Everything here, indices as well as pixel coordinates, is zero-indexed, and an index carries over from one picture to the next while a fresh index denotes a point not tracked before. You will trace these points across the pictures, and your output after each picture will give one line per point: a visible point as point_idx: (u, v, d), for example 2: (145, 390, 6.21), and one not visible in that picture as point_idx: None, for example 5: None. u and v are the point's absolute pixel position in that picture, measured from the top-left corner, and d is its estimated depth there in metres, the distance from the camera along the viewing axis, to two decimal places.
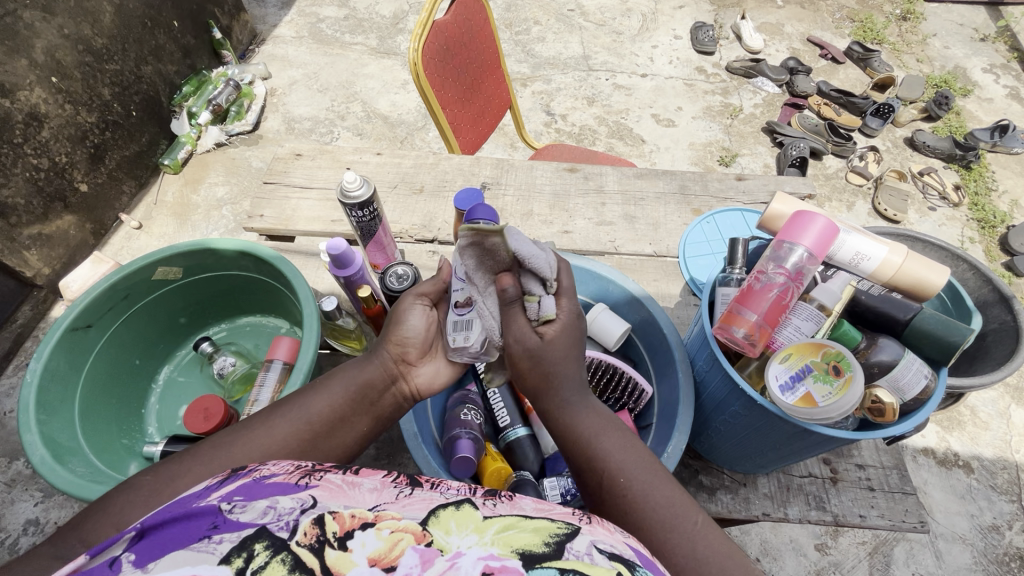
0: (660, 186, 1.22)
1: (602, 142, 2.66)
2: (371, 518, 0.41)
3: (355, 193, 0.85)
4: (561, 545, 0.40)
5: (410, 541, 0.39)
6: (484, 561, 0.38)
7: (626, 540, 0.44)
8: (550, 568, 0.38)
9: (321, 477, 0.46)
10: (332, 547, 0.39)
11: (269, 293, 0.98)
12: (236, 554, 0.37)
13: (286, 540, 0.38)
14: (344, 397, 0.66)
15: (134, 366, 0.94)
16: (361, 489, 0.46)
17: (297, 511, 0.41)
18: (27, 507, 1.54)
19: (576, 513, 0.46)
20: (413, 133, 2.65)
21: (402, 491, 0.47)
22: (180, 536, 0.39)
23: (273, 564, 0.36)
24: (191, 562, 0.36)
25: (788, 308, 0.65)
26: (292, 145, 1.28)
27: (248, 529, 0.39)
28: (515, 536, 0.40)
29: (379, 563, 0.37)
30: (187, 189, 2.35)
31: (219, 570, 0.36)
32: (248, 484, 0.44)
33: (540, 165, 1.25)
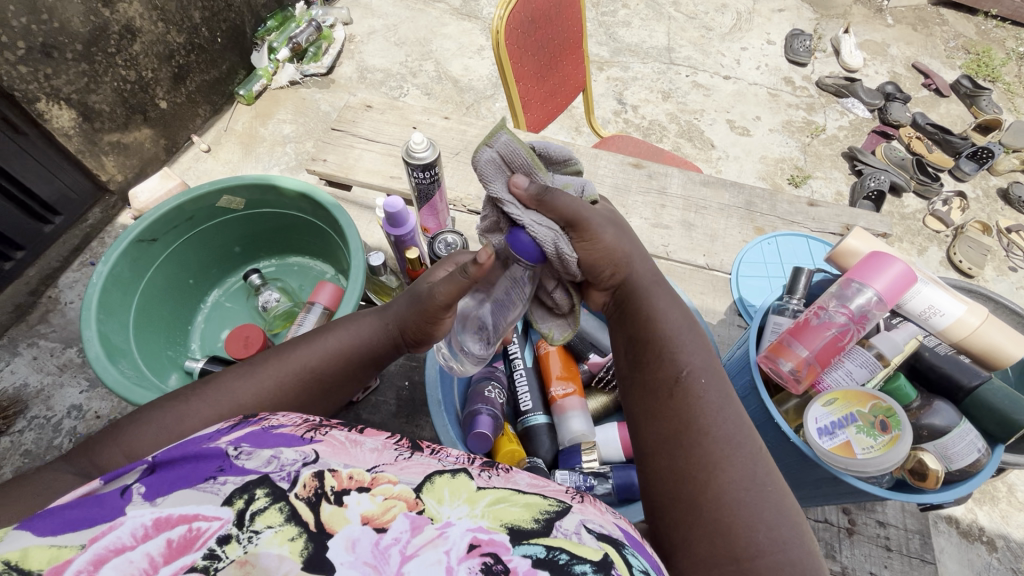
0: (726, 198, 1.17)
1: (669, 140, 2.58)
2: (368, 482, 0.43)
3: (420, 154, 0.85)
4: (551, 522, 0.43)
5: (402, 508, 0.41)
6: (472, 533, 0.40)
7: (615, 521, 0.48)
8: (537, 545, 0.40)
9: (327, 432, 0.49)
10: (328, 500, 0.41)
11: (321, 238, 1.01)
12: (238, 496, 0.39)
13: (286, 491, 0.41)
14: (353, 355, 0.70)
15: (187, 284, 0.98)
16: (363, 448, 0.48)
17: (299, 464, 0.43)
18: (73, 393, 1.69)
19: (569, 492, 0.49)
20: (481, 102, 2.64)
21: (402, 454, 0.49)
22: (188, 476, 0.42)
23: (271, 509, 0.39)
24: (196, 502, 0.39)
25: (842, 350, 0.62)
26: (363, 96, 1.29)
27: (251, 476, 0.42)
28: (504, 511, 0.43)
29: (372, 522, 0.40)
30: (256, 121, 2.42)
31: (222, 512, 0.38)
32: (257, 432, 0.48)
33: (605, 155, 1.22)
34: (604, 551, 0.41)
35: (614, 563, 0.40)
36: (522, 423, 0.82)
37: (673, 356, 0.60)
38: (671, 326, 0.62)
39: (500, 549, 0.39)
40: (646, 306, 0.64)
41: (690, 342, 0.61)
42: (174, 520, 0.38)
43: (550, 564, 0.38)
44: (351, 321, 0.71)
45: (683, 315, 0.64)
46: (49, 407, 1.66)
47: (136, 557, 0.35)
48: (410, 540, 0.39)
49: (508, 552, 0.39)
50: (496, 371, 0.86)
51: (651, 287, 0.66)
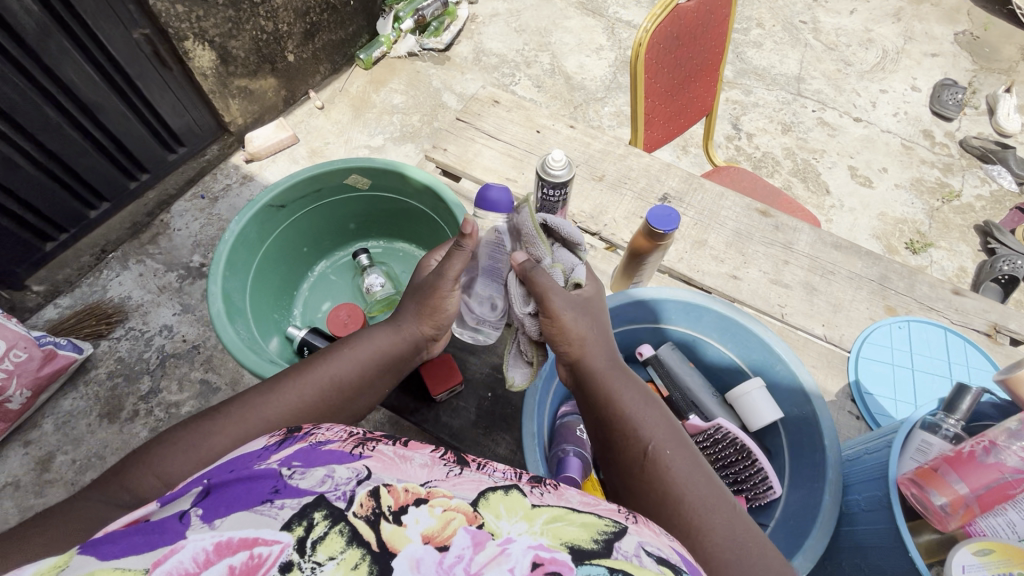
0: (859, 267, 1.07)
1: (780, 176, 2.42)
2: (424, 495, 0.43)
3: (556, 172, 0.82)
4: (610, 543, 0.41)
5: (461, 522, 0.41)
6: (534, 552, 0.39)
7: (671, 545, 0.45)
8: (599, 566, 0.38)
9: (375, 448, 0.50)
10: (388, 520, 0.41)
11: (434, 232, 1.01)
12: (297, 522, 0.39)
13: (343, 511, 0.40)
14: (371, 363, 0.75)
15: (301, 252, 1.01)
16: (413, 463, 0.49)
17: (352, 483, 0.43)
18: (166, 314, 1.82)
19: (623, 513, 0.47)
20: (589, 103, 2.58)
21: (452, 470, 0.49)
22: (244, 497, 0.42)
23: (332, 534, 0.38)
24: (255, 526, 0.38)
25: (1011, 497, 0.54)
26: (492, 90, 1.28)
27: (307, 498, 0.41)
28: (563, 530, 0.41)
29: (432, 540, 0.39)
30: (370, 87, 2.48)
31: (281, 536, 0.38)
32: (306, 450, 0.49)
33: (732, 196, 1.15)
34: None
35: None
36: None
37: (639, 434, 0.61)
38: (630, 406, 0.63)
39: (563, 569, 0.37)
40: (603, 388, 0.65)
41: (653, 418, 0.62)
42: (235, 546, 0.37)
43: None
44: (365, 334, 0.76)
45: (637, 392, 0.65)
46: (145, 322, 1.81)
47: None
48: (473, 558, 0.37)
49: (570, 573, 0.37)
50: None
51: (605, 368, 0.67)
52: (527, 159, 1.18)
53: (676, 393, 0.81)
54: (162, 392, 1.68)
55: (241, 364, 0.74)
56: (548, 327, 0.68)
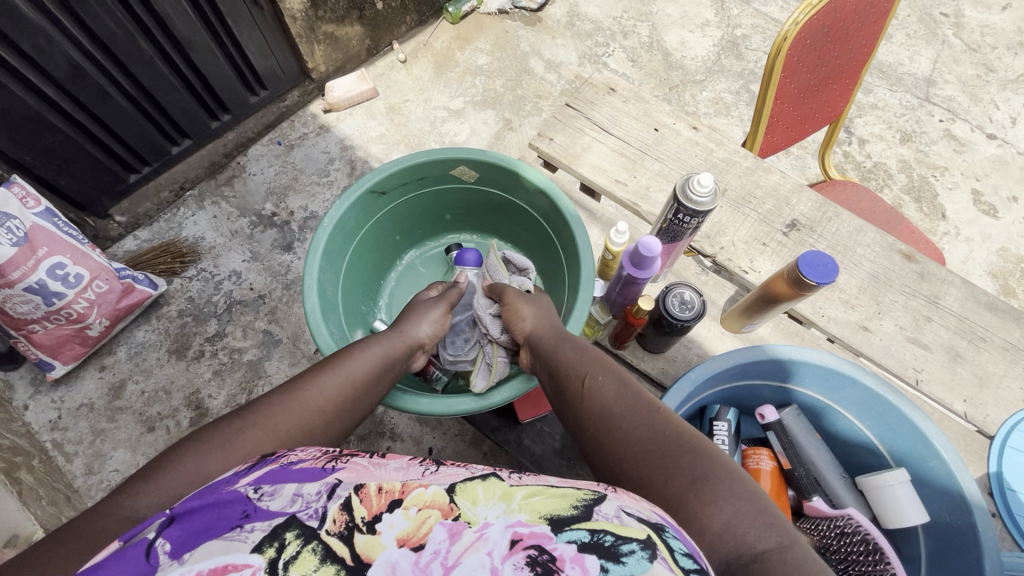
0: (1016, 337, 0.92)
1: (890, 192, 2.17)
2: (398, 494, 0.44)
3: (699, 199, 0.72)
4: (590, 508, 0.42)
5: (438, 518, 0.41)
6: (512, 528, 0.39)
7: (655, 511, 0.44)
8: (581, 530, 0.39)
9: (347, 461, 0.51)
10: (361, 531, 0.40)
11: (537, 236, 0.92)
12: (267, 545, 0.39)
13: (316, 529, 0.40)
14: (378, 362, 0.71)
15: (393, 241, 0.95)
16: (386, 470, 0.50)
17: (322, 499, 0.43)
18: (236, 260, 1.83)
19: (601, 484, 0.47)
20: (686, 85, 2.37)
21: (429, 469, 0.51)
22: (214, 526, 0.41)
23: (304, 554, 0.38)
24: (225, 553, 0.38)
25: None
26: (609, 76, 1.15)
27: (278, 518, 0.41)
28: (541, 503, 0.42)
29: (407, 542, 0.39)
30: (455, 43, 2.35)
31: (252, 560, 0.37)
32: (277, 470, 0.49)
33: (872, 232, 1.00)
34: (647, 532, 0.40)
35: (657, 544, 0.39)
36: None
37: (574, 377, 0.64)
38: (571, 359, 0.66)
39: (540, 539, 0.38)
40: (546, 347, 0.70)
41: (592, 363, 0.64)
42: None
43: (596, 548, 0.37)
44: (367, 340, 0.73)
45: (579, 341, 0.69)
46: (215, 266, 1.81)
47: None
48: (450, 550, 0.38)
49: (552, 542, 0.38)
50: None
51: (552, 334, 0.72)
52: (640, 161, 1.07)
53: (799, 467, 0.72)
54: (227, 336, 1.70)
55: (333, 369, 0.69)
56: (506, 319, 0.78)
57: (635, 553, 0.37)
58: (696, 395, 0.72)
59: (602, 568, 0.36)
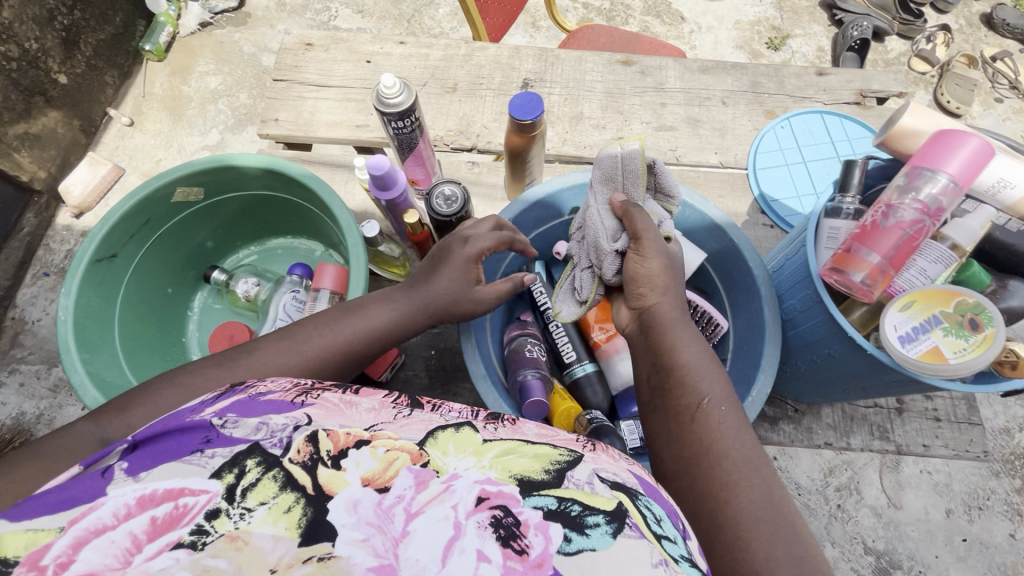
0: (729, 83, 1.06)
1: (636, 20, 2.33)
2: (367, 437, 0.38)
3: (394, 100, 0.72)
4: (562, 472, 0.38)
5: (406, 462, 0.36)
6: (481, 486, 0.35)
7: (628, 468, 0.42)
8: (548, 496, 0.35)
9: (317, 396, 0.43)
10: (326, 464, 0.36)
11: (301, 214, 0.89)
12: (226, 470, 0.34)
13: (279, 457, 0.36)
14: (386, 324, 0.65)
15: (167, 295, 0.88)
16: (359, 408, 0.43)
17: (291, 428, 0.38)
18: (76, 410, 1.57)
19: (579, 441, 0.44)
20: (421, 10, 2.33)
21: (401, 412, 0.43)
22: (175, 449, 0.37)
23: (264, 481, 0.34)
24: (181, 475, 0.34)
25: (916, 249, 0.56)
26: (300, 33, 1.10)
27: (240, 445, 0.36)
28: (513, 462, 0.38)
29: (373, 482, 0.35)
30: (176, 79, 2.12)
31: (210, 485, 0.33)
32: (243, 401, 0.43)
33: (590, 57, 1.08)
34: (618, 500, 0.37)
35: (629, 512, 0.36)
36: (569, 375, 0.76)
37: (694, 387, 0.53)
38: (690, 358, 0.55)
39: (509, 500, 0.34)
40: (668, 337, 0.57)
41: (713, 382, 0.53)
42: (158, 496, 0.33)
43: (563, 516, 0.34)
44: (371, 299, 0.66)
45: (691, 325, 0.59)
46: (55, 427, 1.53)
47: (117, 538, 0.31)
48: (415, 497, 0.34)
49: (519, 504, 0.34)
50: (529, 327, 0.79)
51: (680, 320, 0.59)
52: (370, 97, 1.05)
53: None
54: None
55: None
56: (634, 265, 0.64)
57: (598, 527, 0.34)
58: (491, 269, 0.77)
59: (566, 539, 0.33)
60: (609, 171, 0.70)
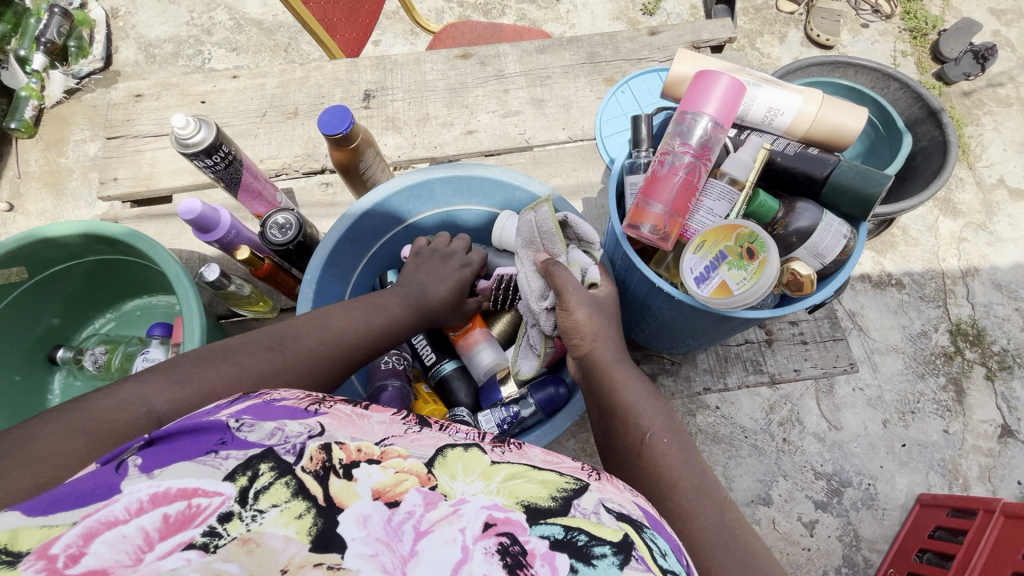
0: (567, 58, 1.07)
1: (512, 10, 2.32)
2: (378, 455, 0.36)
3: (193, 138, 0.70)
4: (569, 500, 0.35)
5: (415, 483, 0.34)
6: (488, 511, 0.33)
7: (635, 500, 0.39)
8: (555, 524, 0.33)
9: (331, 406, 0.41)
10: (337, 475, 0.33)
11: (145, 271, 0.87)
12: (241, 472, 0.32)
13: (292, 464, 0.33)
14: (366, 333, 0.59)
15: (17, 382, 0.83)
16: (371, 421, 0.40)
17: (305, 436, 0.35)
18: None
19: (585, 469, 0.41)
20: (296, 37, 2.28)
21: (410, 428, 0.41)
22: (187, 448, 0.34)
23: (277, 486, 0.32)
24: (194, 474, 0.31)
25: (698, 189, 0.58)
26: (127, 85, 1.06)
27: (255, 448, 0.33)
28: (521, 486, 0.35)
29: (383, 496, 0.33)
30: (51, 152, 2.02)
31: (223, 487, 0.31)
32: (259, 405, 0.39)
33: (427, 57, 1.07)
34: (625, 531, 0.34)
35: (635, 544, 0.33)
36: (434, 376, 0.76)
37: (636, 422, 0.53)
38: (630, 397, 0.55)
39: (516, 528, 0.32)
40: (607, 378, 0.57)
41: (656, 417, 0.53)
42: (171, 494, 0.30)
43: (569, 547, 0.32)
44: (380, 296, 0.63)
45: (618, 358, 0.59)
46: None
47: (130, 532, 0.28)
48: (423, 515, 0.32)
49: (525, 532, 0.32)
50: None
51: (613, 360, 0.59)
52: None
53: None
54: None
55: None
56: (563, 320, 0.61)
57: (606, 558, 0.31)
58: (330, 290, 0.74)
59: (572, 569, 0.30)
60: (528, 233, 0.67)
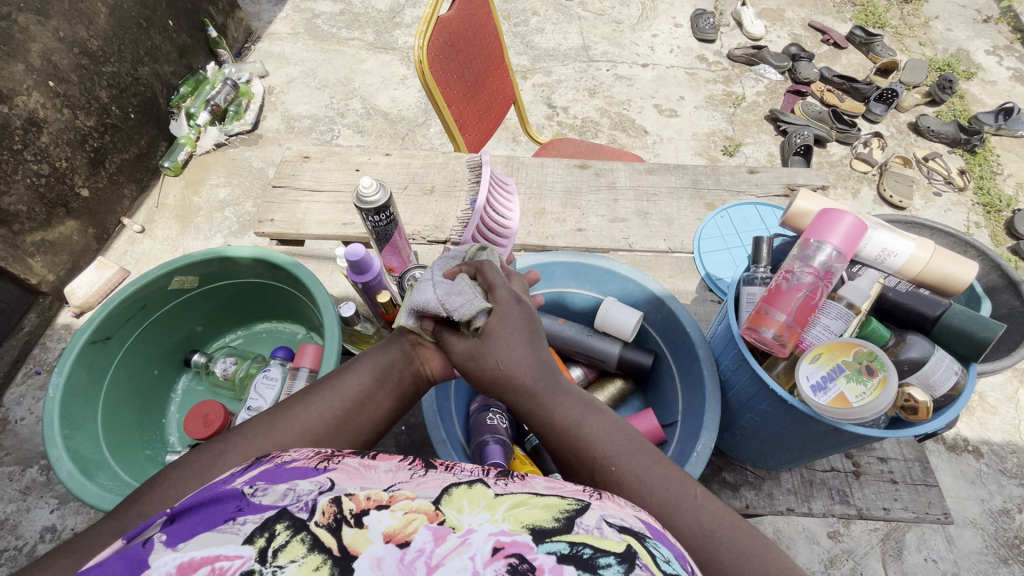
0: (673, 181, 1.21)
1: (604, 134, 2.60)
2: (386, 500, 0.41)
3: (372, 197, 0.84)
4: (572, 519, 0.40)
5: (423, 521, 0.39)
6: (495, 536, 0.38)
7: (636, 514, 0.44)
8: (559, 541, 0.38)
9: (339, 461, 0.47)
10: (349, 524, 0.39)
11: (286, 299, 0.98)
12: (258, 533, 0.37)
13: (306, 520, 0.39)
14: (370, 378, 0.66)
15: (153, 376, 0.93)
16: (377, 471, 0.46)
17: (315, 493, 0.41)
18: (44, 514, 1.46)
19: (586, 490, 0.45)
20: (414, 130, 2.63)
21: (416, 472, 0.46)
22: (208, 518, 0.39)
23: (294, 542, 0.37)
24: (217, 542, 0.37)
25: (816, 307, 0.64)
26: (299, 148, 1.27)
27: (269, 511, 0.39)
28: (525, 513, 0.40)
29: (394, 538, 0.38)
30: (188, 191, 2.31)
31: (243, 549, 0.36)
32: (270, 469, 0.45)
33: (551, 162, 1.24)
34: (627, 542, 0.39)
35: (639, 553, 0.38)
36: (530, 441, 0.81)
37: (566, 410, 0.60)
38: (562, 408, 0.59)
39: (523, 549, 0.37)
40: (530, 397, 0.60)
41: (594, 421, 0.58)
42: (197, 562, 0.36)
43: (574, 559, 0.37)
44: (361, 352, 0.69)
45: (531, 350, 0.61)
46: (17, 535, 1.43)
47: None
48: (434, 549, 0.37)
49: (532, 551, 0.37)
50: (492, 398, 0.84)
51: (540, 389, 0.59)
52: None
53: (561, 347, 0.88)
54: None
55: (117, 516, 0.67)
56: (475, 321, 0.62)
57: (611, 566, 0.36)
58: None
59: None
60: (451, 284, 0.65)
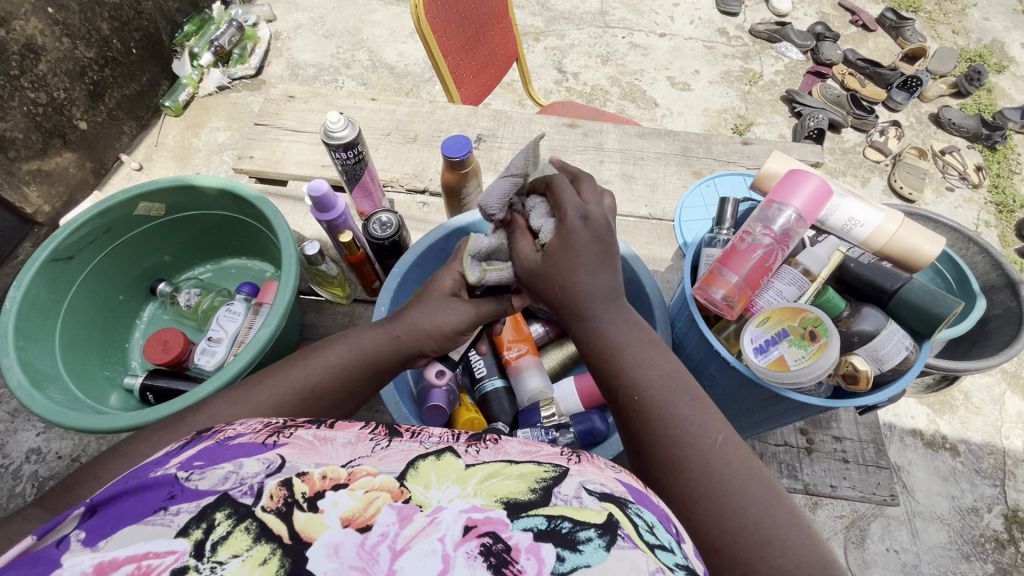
0: (662, 147, 1.17)
1: (612, 103, 2.53)
2: (345, 478, 0.37)
3: (339, 133, 0.83)
4: (549, 489, 0.37)
5: (387, 499, 0.35)
6: (466, 514, 0.34)
7: (617, 477, 0.40)
8: (537, 516, 0.34)
9: (290, 434, 0.41)
10: (301, 508, 0.34)
11: (252, 234, 0.98)
12: (194, 525, 0.32)
13: (251, 506, 0.34)
14: (347, 364, 0.61)
15: (117, 301, 0.94)
16: (334, 445, 0.41)
17: (262, 475, 0.36)
18: (30, 436, 1.43)
19: (565, 455, 0.42)
20: (419, 86, 2.57)
21: (379, 444, 0.42)
22: (134, 509, 0.34)
23: (236, 534, 0.32)
24: (145, 538, 0.32)
25: (771, 271, 0.63)
26: (284, 87, 1.24)
27: (207, 497, 0.34)
28: (499, 485, 0.37)
29: (353, 522, 0.33)
30: (188, 133, 2.28)
31: (176, 544, 0.31)
32: (210, 448, 0.40)
33: (539, 119, 1.20)
34: (608, 511, 0.36)
35: (620, 522, 0.35)
36: (479, 390, 0.82)
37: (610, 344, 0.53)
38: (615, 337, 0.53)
39: (498, 525, 0.33)
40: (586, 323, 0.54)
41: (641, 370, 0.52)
42: (119, 561, 0.31)
43: (553, 535, 0.33)
44: (336, 335, 0.63)
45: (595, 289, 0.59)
46: (3, 455, 1.41)
47: None
48: (399, 532, 0.33)
49: (508, 528, 0.33)
50: None
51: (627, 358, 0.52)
52: None
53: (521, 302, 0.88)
54: None
55: (60, 425, 0.67)
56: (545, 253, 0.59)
57: (591, 541, 0.33)
58: (409, 286, 0.85)
59: (558, 558, 0.32)
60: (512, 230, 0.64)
